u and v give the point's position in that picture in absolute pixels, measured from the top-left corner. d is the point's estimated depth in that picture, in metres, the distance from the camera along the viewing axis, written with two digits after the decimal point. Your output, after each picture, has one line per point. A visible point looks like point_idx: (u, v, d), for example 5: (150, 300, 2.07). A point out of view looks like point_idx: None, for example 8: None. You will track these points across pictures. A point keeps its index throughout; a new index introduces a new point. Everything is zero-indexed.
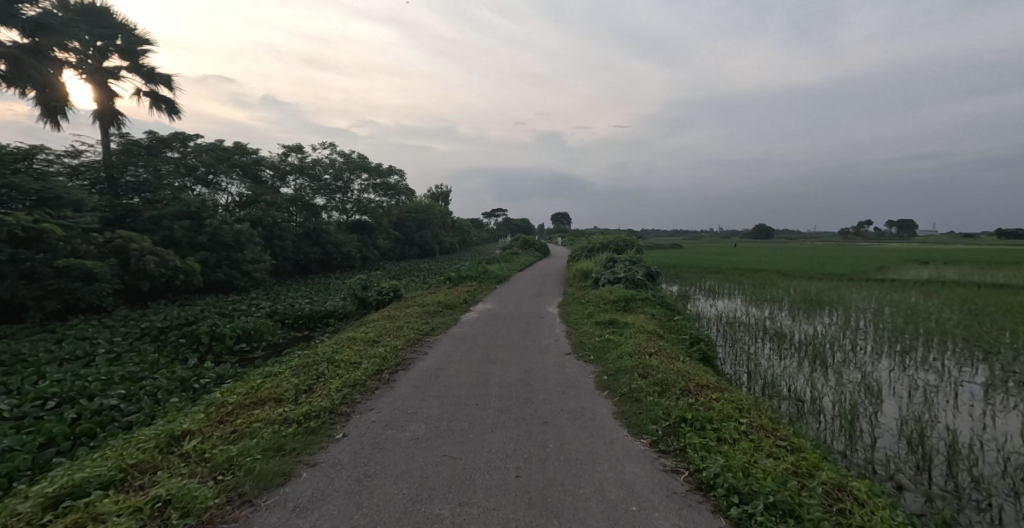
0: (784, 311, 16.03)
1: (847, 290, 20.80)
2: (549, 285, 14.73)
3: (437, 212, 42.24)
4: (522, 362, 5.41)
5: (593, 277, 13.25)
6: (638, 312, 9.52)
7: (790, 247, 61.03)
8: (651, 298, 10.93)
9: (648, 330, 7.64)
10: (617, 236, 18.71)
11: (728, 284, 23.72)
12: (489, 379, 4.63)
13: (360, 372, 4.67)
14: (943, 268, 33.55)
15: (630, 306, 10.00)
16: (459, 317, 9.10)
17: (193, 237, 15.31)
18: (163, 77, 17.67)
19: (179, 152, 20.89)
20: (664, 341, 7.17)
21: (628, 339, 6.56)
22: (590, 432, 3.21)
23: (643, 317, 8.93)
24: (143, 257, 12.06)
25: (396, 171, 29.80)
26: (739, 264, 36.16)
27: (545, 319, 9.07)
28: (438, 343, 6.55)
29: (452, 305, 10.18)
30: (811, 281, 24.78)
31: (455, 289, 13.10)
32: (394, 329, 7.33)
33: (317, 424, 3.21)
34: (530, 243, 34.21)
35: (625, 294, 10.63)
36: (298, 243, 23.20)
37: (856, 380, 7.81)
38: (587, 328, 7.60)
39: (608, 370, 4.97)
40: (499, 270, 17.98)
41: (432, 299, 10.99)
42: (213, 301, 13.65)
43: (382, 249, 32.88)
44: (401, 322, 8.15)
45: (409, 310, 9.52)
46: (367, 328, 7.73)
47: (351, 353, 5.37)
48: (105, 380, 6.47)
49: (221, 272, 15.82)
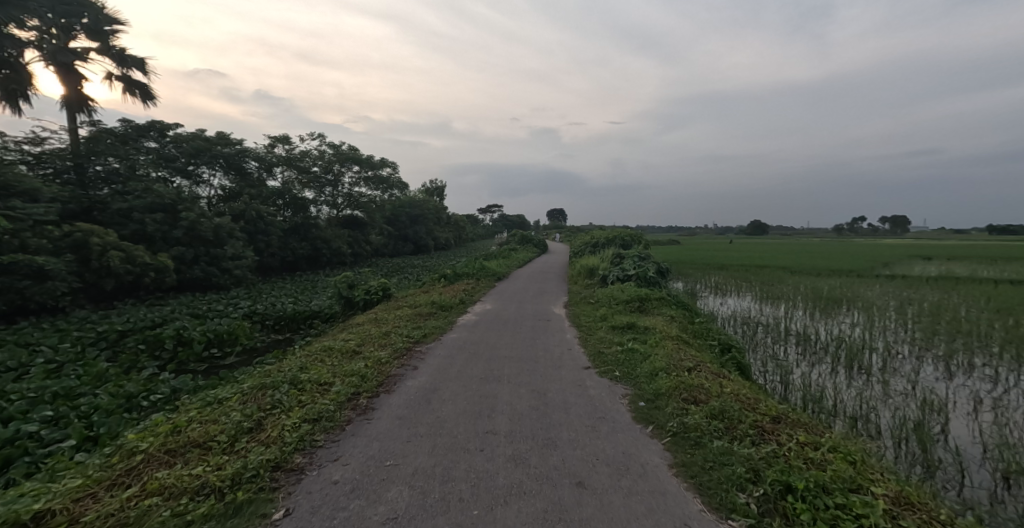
0: (800, 310, 15.17)
1: (860, 287, 19.96)
2: (551, 282, 13.78)
3: (431, 207, 41.11)
4: (533, 380, 4.42)
5: (600, 275, 12.28)
6: (655, 314, 8.59)
7: (790, 243, 60.40)
8: (666, 298, 9.99)
9: (673, 336, 6.68)
10: (623, 231, 17.68)
11: (734, 280, 22.87)
12: (494, 407, 3.62)
13: (328, 398, 3.63)
14: (950, 264, 32.85)
15: (645, 307, 9.04)
16: (455, 319, 8.12)
17: (167, 231, 14.21)
18: (136, 60, 16.47)
19: (156, 141, 19.67)
20: (695, 349, 6.20)
21: (656, 349, 5.60)
22: (648, 504, 2.22)
23: (661, 319, 8.00)
24: (107, 252, 10.98)
25: (389, 164, 28.68)
26: (742, 260, 35.35)
27: (552, 323, 8.11)
28: (430, 354, 5.52)
29: (449, 306, 9.18)
30: (820, 278, 23.91)
31: (451, 287, 12.11)
32: (380, 337, 6.29)
33: (248, 496, 2.19)
34: (528, 238, 33.18)
35: (639, 294, 9.67)
36: (285, 238, 22.09)
37: (909, 392, 6.89)
38: (604, 334, 6.62)
39: (642, 392, 3.99)
40: (499, 267, 16.99)
41: (425, 299, 9.98)
42: (186, 300, 12.57)
43: (375, 245, 31.77)
44: (390, 327, 7.12)
45: (400, 313, 8.49)
46: (349, 333, 6.71)
47: (323, 371, 4.31)
48: (30, 399, 5.30)
49: (198, 268, 14.73)
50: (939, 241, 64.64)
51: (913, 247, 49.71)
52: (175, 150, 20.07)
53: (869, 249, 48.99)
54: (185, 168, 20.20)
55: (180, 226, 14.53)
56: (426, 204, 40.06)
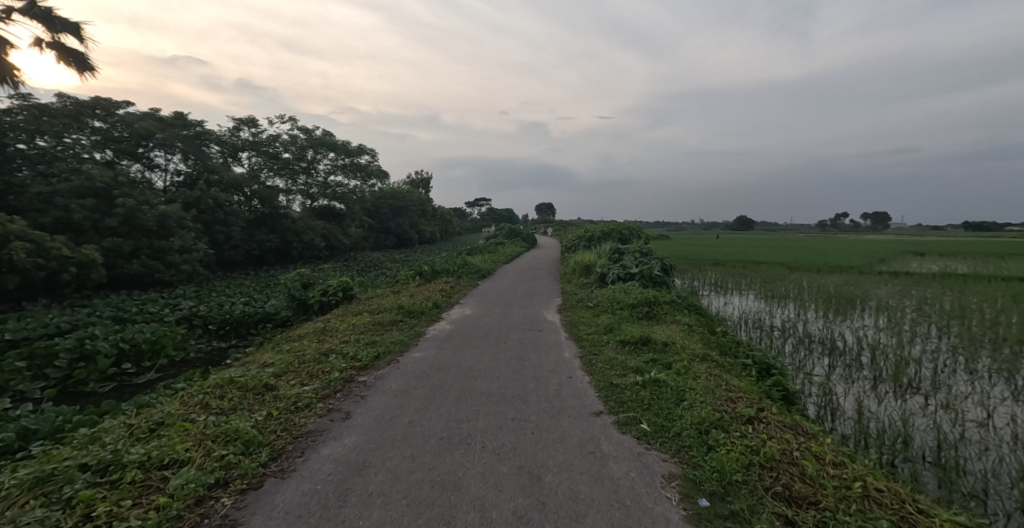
0: (812, 310, 13.87)
1: (869, 285, 18.79)
2: (542, 281, 12.26)
3: (415, 199, 39.26)
4: (521, 444, 2.87)
5: (597, 273, 10.77)
6: (667, 322, 7.14)
7: (781, 239, 59.88)
8: (677, 301, 8.54)
9: (704, 356, 5.16)
10: (620, 225, 16.14)
11: (734, 277, 21.63)
12: (450, 521, 2.07)
13: (150, 508, 2.00)
14: (948, 260, 32.02)
15: (657, 315, 7.54)
16: (423, 330, 6.55)
17: (99, 219, 12.34)
18: (70, 25, 14.46)
19: (101, 120, 17.62)
20: (737, 375, 4.69)
21: (687, 380, 4.07)
22: None
23: (677, 330, 6.53)
24: (10, 243, 9.15)
25: (367, 151, 26.79)
26: (736, 256, 34.20)
27: (544, 334, 6.57)
28: (374, 390, 3.91)
29: (420, 312, 7.58)
30: (822, 275, 22.70)
31: (426, 286, 10.49)
32: (315, 359, 4.64)
33: None
34: (516, 231, 31.56)
35: (648, 297, 8.15)
36: (250, 230, 20.21)
37: (989, 423, 5.52)
38: (613, 354, 5.06)
39: (698, 473, 2.47)
40: (483, 263, 15.41)
41: (391, 302, 8.35)
42: (115, 300, 10.74)
43: (354, 239, 29.89)
44: (336, 344, 5.46)
45: (358, 320, 6.89)
46: (278, 353, 5.07)
47: (180, 435, 2.64)
48: None
49: (138, 263, 12.90)
50: (923, 237, 64.62)
51: (904, 243, 49.20)
52: (124, 131, 18.06)
53: (861, 246, 48.27)
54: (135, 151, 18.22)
55: (115, 214, 12.67)
56: (409, 196, 38.16)
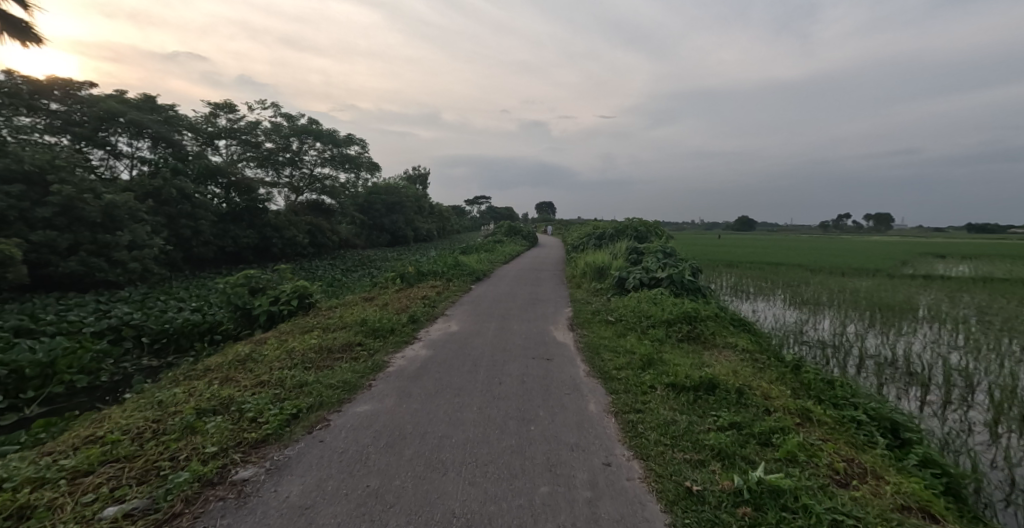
0: (858, 320, 12.03)
1: (907, 289, 16.97)
2: (546, 286, 10.41)
3: (411, 195, 37.45)
4: None
5: (614, 277, 8.97)
6: (717, 348, 5.32)
7: (789, 239, 58.36)
8: (719, 315, 6.71)
9: (806, 414, 3.32)
10: (634, 220, 14.34)
11: (754, 280, 19.80)
12: None
13: None
14: (974, 263, 30.22)
15: (702, 338, 5.69)
16: (386, 362, 4.68)
17: (28, 209, 10.52)
18: None
19: (58, 102, 15.81)
20: (876, 454, 2.86)
21: (827, 487, 2.23)
22: None
23: (738, 362, 4.68)
24: None
25: (357, 142, 24.93)
26: (748, 257, 32.36)
27: (556, 366, 4.70)
28: (243, 513, 2.05)
29: (388, 330, 5.76)
30: (850, 278, 20.89)
31: (407, 292, 8.68)
32: (181, 429, 2.74)
33: None
34: (516, 229, 29.73)
35: (685, 311, 6.33)
36: (223, 226, 18.40)
37: None
38: (668, 415, 3.20)
39: None
40: (479, 264, 13.61)
41: (355, 314, 6.55)
42: (32, 306, 8.85)
43: (343, 236, 28.13)
44: (244, 390, 3.56)
45: (301, 343, 5.04)
46: (141, 407, 3.20)
47: None
48: None
49: (76, 259, 11.06)
50: (933, 238, 62.59)
51: (920, 245, 47.13)
52: (83, 114, 16.18)
53: (876, 247, 46.31)
54: (96, 137, 16.32)
55: (48, 203, 10.82)
56: (404, 191, 36.34)
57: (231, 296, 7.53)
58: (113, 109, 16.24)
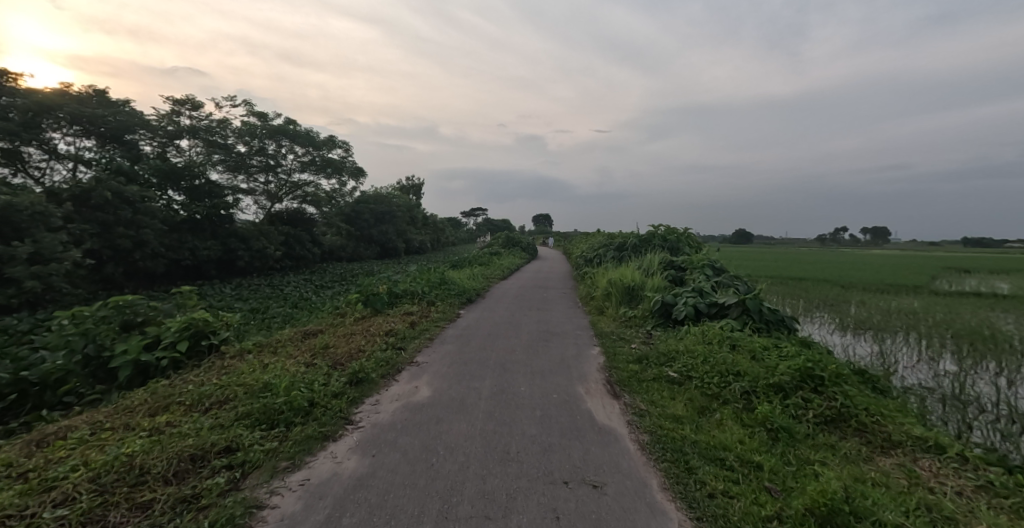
0: (947, 351, 9.57)
1: (974, 310, 14.52)
2: (558, 311, 7.93)
3: (403, 205, 35.07)
4: None
5: (655, 303, 6.50)
6: (905, 455, 2.83)
7: (799, 253, 56.20)
8: (845, 369, 4.23)
9: None
10: (662, 229, 11.86)
11: (789, 298, 17.36)
12: None
13: None
14: (1009, 278, 27.97)
15: (854, 424, 3.20)
16: (253, 517, 2.13)
17: None
18: None
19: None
20: None
21: None
22: None
23: (1009, 515, 2.18)
24: None
25: (339, 144, 22.46)
26: (767, 271, 30.10)
27: (620, 517, 2.20)
28: None
29: (300, 411, 3.24)
30: (894, 296, 18.43)
31: (366, 325, 6.20)
32: None
33: None
34: (515, 240, 27.34)
35: (802, 367, 3.84)
36: (177, 236, 15.89)
37: None
38: None
39: None
40: (471, 281, 11.12)
41: (266, 372, 4.04)
42: None
43: (324, 248, 25.63)
44: None
45: (100, 454, 2.48)
46: None
47: None
48: None
49: None
50: (942, 252, 60.74)
51: (938, 259, 44.83)
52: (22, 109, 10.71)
53: (893, 260, 44.09)
54: (39, 137, 10.93)
55: None
56: (395, 200, 33.87)
57: (77, 337, 4.48)
58: (61, 102, 11.54)
